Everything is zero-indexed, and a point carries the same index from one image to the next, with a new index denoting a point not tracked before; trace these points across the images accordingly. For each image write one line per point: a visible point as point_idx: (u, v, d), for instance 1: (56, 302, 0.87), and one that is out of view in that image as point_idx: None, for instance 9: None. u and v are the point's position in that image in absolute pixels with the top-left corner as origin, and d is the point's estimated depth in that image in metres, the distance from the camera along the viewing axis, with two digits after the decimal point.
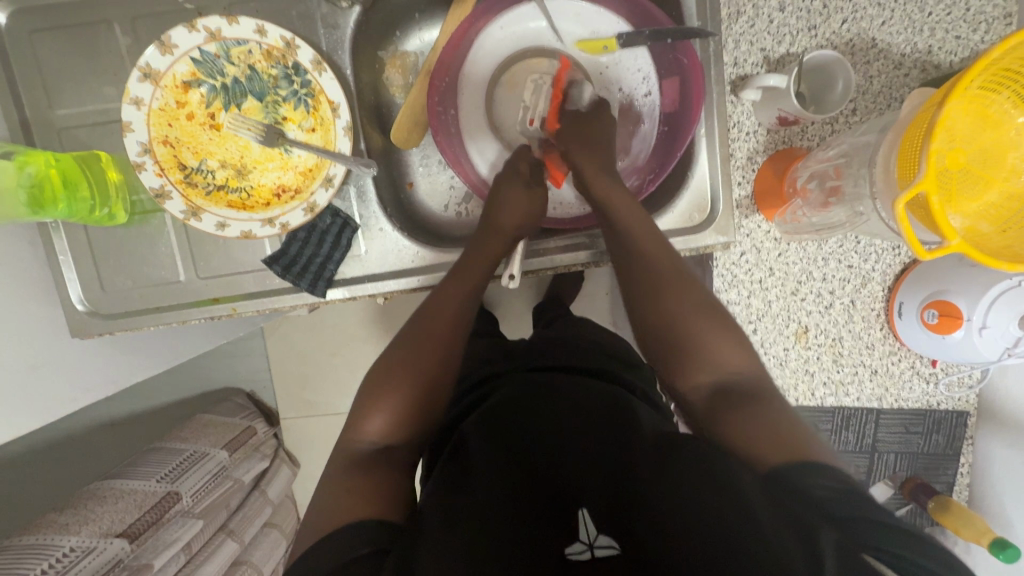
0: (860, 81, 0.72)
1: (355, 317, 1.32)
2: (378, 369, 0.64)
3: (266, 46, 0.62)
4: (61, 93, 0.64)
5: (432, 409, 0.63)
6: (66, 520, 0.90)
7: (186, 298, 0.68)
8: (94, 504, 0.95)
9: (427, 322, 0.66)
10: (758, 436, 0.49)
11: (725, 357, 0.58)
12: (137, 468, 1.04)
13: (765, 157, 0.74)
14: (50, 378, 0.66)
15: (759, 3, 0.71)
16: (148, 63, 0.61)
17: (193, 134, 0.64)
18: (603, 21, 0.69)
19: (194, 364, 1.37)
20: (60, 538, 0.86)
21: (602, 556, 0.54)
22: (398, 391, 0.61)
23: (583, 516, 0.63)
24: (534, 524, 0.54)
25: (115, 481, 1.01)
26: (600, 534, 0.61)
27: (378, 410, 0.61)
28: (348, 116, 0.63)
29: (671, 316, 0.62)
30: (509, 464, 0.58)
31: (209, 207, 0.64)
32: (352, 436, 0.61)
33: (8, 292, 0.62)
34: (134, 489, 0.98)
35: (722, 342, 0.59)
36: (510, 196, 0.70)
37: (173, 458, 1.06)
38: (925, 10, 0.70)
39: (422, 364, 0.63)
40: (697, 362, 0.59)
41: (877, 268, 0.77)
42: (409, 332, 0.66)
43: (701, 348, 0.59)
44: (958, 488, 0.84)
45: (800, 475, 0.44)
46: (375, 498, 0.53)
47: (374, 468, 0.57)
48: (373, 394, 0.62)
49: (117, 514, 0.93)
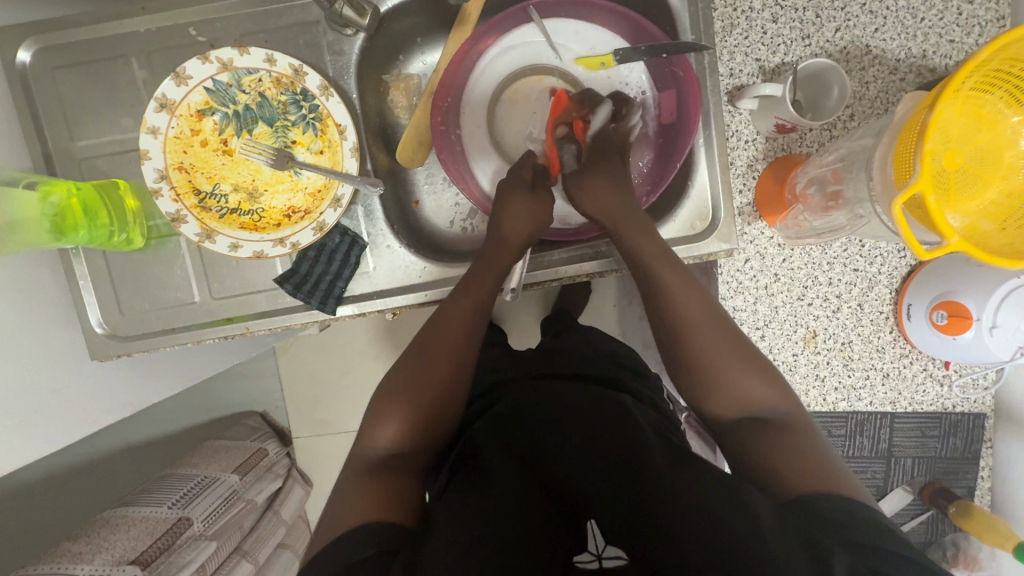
0: (856, 87, 0.73)
1: (366, 334, 1.34)
2: (392, 379, 0.64)
3: (274, 74, 0.65)
4: (83, 124, 0.67)
5: (444, 420, 0.63)
6: (81, 548, 0.93)
7: (201, 318, 0.70)
8: (108, 533, 0.97)
9: (435, 331, 0.66)
10: (782, 457, 0.51)
11: (753, 394, 0.58)
12: (150, 496, 1.06)
13: (765, 164, 0.75)
14: (69, 402, 0.68)
15: (751, 16, 0.72)
16: (164, 93, 0.63)
17: (207, 160, 0.67)
18: (599, 40, 0.71)
19: (207, 386, 1.38)
20: (74, 567, 0.88)
21: (608, 565, 0.49)
22: (412, 404, 0.61)
23: (592, 525, 0.52)
24: (539, 519, 0.51)
25: (128, 509, 1.02)
26: (609, 544, 0.50)
27: (389, 419, 0.60)
28: (355, 138, 0.65)
29: (699, 354, 0.61)
30: (513, 469, 0.56)
31: (223, 229, 0.65)
32: (362, 444, 0.60)
33: (31, 317, 0.64)
34: (147, 517, 1.00)
35: (747, 377, 0.59)
36: (514, 204, 0.69)
37: (183, 485, 1.07)
38: (918, 16, 0.71)
39: (431, 379, 0.63)
40: (724, 393, 0.59)
41: (882, 271, 0.77)
42: (420, 349, 0.65)
43: (730, 385, 0.59)
44: (980, 492, 0.83)
45: (815, 501, 0.45)
46: (390, 498, 0.53)
47: (384, 470, 0.57)
48: (386, 401, 0.62)
49: (129, 542, 0.94)
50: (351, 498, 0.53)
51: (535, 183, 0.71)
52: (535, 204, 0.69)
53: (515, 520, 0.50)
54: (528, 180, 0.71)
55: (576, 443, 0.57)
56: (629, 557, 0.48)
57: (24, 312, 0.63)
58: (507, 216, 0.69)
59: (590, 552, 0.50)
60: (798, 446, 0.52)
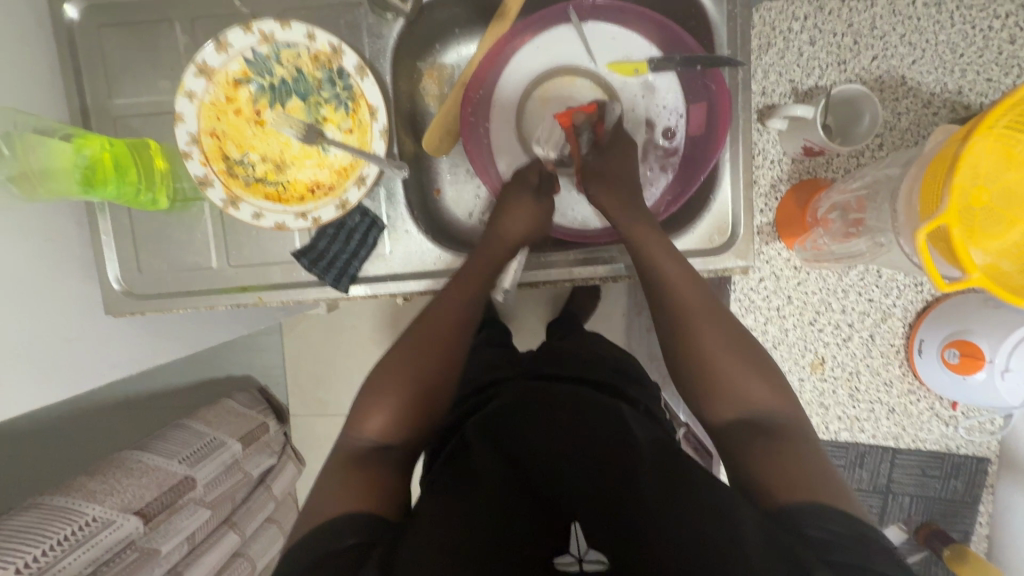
0: (888, 117, 0.73)
1: (373, 319, 1.35)
2: (381, 370, 0.62)
3: (313, 50, 0.66)
4: (122, 83, 0.69)
5: (434, 411, 0.62)
6: (94, 487, 0.92)
7: (216, 285, 0.71)
8: (121, 475, 0.96)
9: (430, 325, 0.64)
10: (771, 472, 0.50)
11: (749, 393, 0.57)
12: (159, 444, 1.05)
13: (789, 185, 0.75)
14: (79, 354, 0.69)
15: (790, 36, 0.73)
16: (205, 59, 0.65)
17: (239, 128, 0.67)
18: (635, 46, 0.71)
19: (213, 354, 1.40)
20: (85, 504, 0.87)
21: (588, 568, 0.48)
22: (401, 395, 0.60)
23: (575, 528, 0.52)
24: (523, 522, 0.51)
25: (141, 454, 1.02)
26: (591, 547, 0.50)
27: (377, 410, 0.59)
28: (386, 120, 0.66)
29: (701, 350, 0.60)
30: (502, 467, 0.56)
31: (247, 197, 0.67)
32: (348, 434, 0.59)
33: (52, 267, 0.66)
34: (158, 467, 1.00)
35: (746, 378, 0.58)
36: (517, 205, 0.70)
37: (195, 441, 1.08)
38: (957, 52, 0.71)
39: (421, 370, 0.61)
40: (721, 393, 0.58)
41: (898, 304, 0.77)
42: (413, 339, 0.64)
43: (724, 378, 0.58)
44: (976, 539, 0.82)
45: (799, 517, 0.45)
46: (378, 488, 0.53)
47: (370, 463, 0.56)
48: (375, 392, 0.60)
49: (139, 489, 0.94)
50: (345, 477, 0.53)
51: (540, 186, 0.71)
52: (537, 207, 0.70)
53: (493, 516, 0.50)
54: (533, 184, 0.71)
55: (563, 445, 0.57)
56: (611, 560, 0.47)
57: (45, 261, 0.65)
58: (507, 220, 0.69)
59: (571, 555, 0.49)
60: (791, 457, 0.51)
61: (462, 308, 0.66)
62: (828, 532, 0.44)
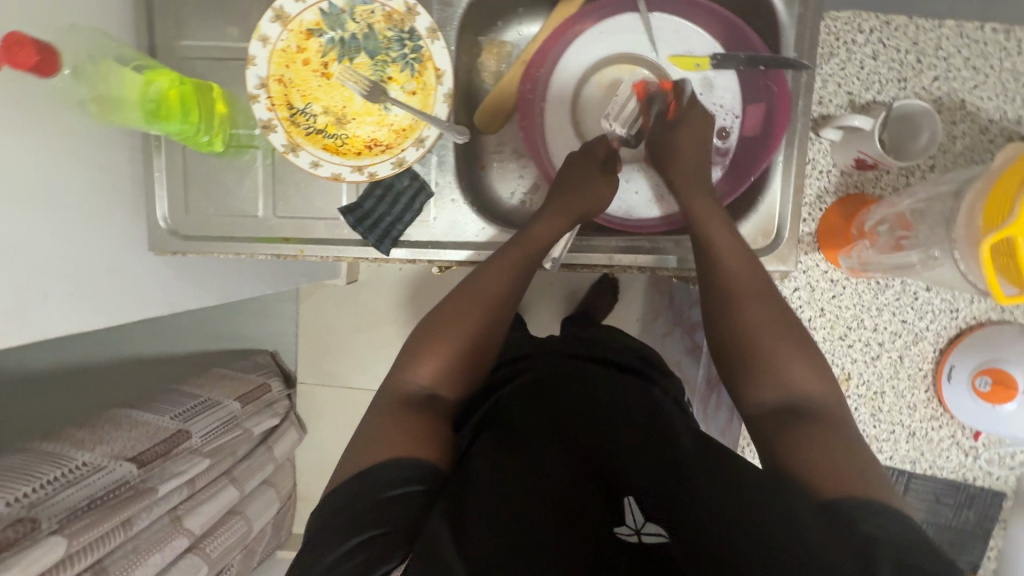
0: (943, 139, 0.73)
1: (392, 294, 1.36)
2: (432, 320, 0.63)
3: (387, 9, 0.66)
4: (191, 25, 0.70)
5: (480, 367, 0.63)
6: (84, 436, 0.95)
7: (259, 233, 0.72)
8: (112, 429, 0.99)
9: (481, 281, 0.64)
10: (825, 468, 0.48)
11: (793, 378, 0.56)
12: (153, 408, 1.09)
13: (834, 198, 0.75)
14: (116, 287, 0.70)
15: (853, 48, 0.73)
16: (282, 6, 0.65)
17: (305, 78, 0.68)
18: (699, 40, 0.71)
19: (230, 313, 1.41)
20: (75, 452, 0.89)
21: (647, 541, 0.42)
22: (452, 346, 0.60)
23: (631, 502, 0.45)
24: (572, 482, 0.48)
25: (133, 412, 1.06)
26: (650, 519, 0.44)
27: (429, 358, 0.60)
28: (451, 85, 0.67)
29: (743, 326, 0.59)
30: (545, 432, 0.55)
31: (307, 146, 0.67)
32: (397, 378, 0.59)
33: (104, 198, 0.67)
34: (150, 423, 1.03)
35: (796, 364, 0.57)
36: (582, 177, 0.69)
37: (188, 402, 1.11)
38: (1020, 81, 0.71)
39: (472, 325, 0.62)
40: (766, 378, 0.57)
41: (931, 328, 0.76)
42: (463, 294, 0.64)
43: (773, 361, 0.57)
44: (982, 571, 0.82)
45: (856, 514, 0.44)
46: (425, 440, 0.52)
47: (418, 409, 0.56)
48: (427, 341, 0.61)
49: (129, 441, 0.96)
50: (387, 425, 0.53)
51: (608, 161, 0.69)
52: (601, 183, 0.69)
53: (541, 478, 0.48)
54: (601, 159, 0.70)
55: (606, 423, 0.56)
56: (674, 537, 0.42)
57: (98, 190, 0.66)
58: (569, 195, 0.68)
59: (628, 526, 0.43)
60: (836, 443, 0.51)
61: (514, 271, 0.65)
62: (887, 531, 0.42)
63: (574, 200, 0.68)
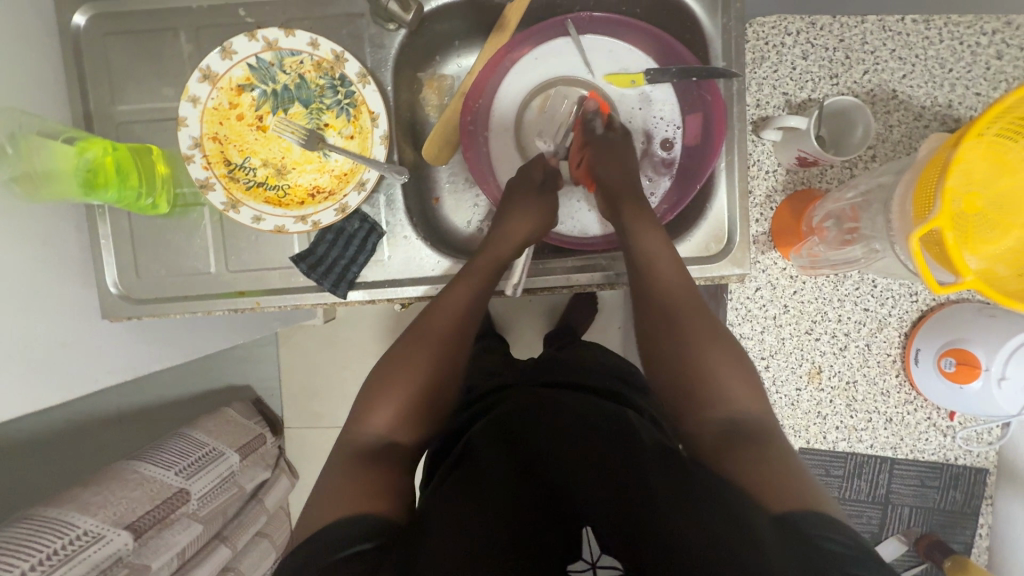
0: (880, 129, 0.74)
1: (370, 329, 1.35)
2: (386, 365, 0.63)
3: (316, 58, 0.67)
4: (126, 90, 0.70)
5: (436, 409, 0.62)
6: (88, 497, 0.90)
7: (213, 289, 0.71)
8: (114, 486, 0.94)
9: (431, 322, 0.65)
10: (778, 480, 0.47)
11: (733, 396, 0.58)
12: (155, 455, 1.03)
13: (784, 196, 0.76)
14: (73, 359, 0.69)
15: (782, 51, 0.74)
16: (209, 66, 0.66)
17: (240, 133, 0.68)
18: (632, 57, 0.72)
19: (208, 365, 1.39)
20: (77, 517, 0.85)
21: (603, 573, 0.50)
22: (407, 389, 0.60)
23: (586, 531, 0.53)
24: (535, 524, 0.52)
25: (137, 464, 1.01)
26: (605, 553, 0.51)
27: (383, 403, 0.59)
28: (386, 126, 0.67)
29: (681, 347, 0.61)
30: (511, 470, 0.56)
31: (248, 201, 0.67)
32: (352, 429, 0.59)
33: (51, 271, 0.66)
34: (153, 478, 0.98)
35: (731, 380, 0.59)
36: (522, 205, 0.71)
37: (193, 452, 1.07)
38: (946, 67, 0.73)
39: (425, 367, 0.62)
40: (708, 398, 0.58)
41: (893, 314, 0.77)
42: (416, 335, 0.64)
43: (712, 379, 0.59)
44: (977, 551, 0.81)
45: (809, 525, 0.42)
46: (384, 493, 0.51)
47: (378, 459, 0.55)
48: (381, 387, 0.61)
49: (131, 504, 0.92)
50: (348, 481, 0.51)
51: (544, 183, 0.73)
52: (540, 209, 0.72)
53: (505, 520, 0.50)
54: (537, 181, 0.73)
55: (575, 453, 0.57)
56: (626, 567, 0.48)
57: (43, 264, 0.65)
58: (515, 226, 0.70)
59: (585, 561, 0.51)
60: (783, 460, 0.50)
61: (466, 303, 0.66)
62: (842, 543, 0.40)
63: (517, 231, 0.70)
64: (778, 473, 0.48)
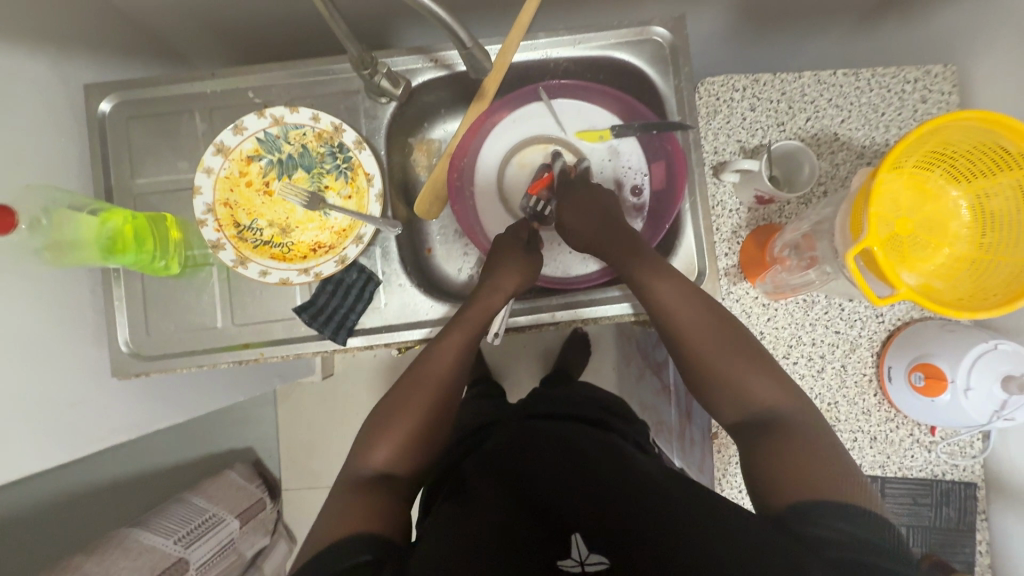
0: (827, 167, 0.82)
1: (369, 382, 1.37)
2: (387, 404, 0.65)
3: (318, 129, 0.75)
4: (144, 165, 0.77)
5: (434, 445, 0.65)
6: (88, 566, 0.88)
7: (220, 343, 0.75)
8: (116, 554, 0.92)
9: (429, 363, 0.67)
10: (785, 474, 0.52)
11: (755, 394, 0.61)
12: (156, 523, 1.03)
13: (748, 231, 0.83)
14: (83, 416, 0.71)
15: (732, 104, 0.84)
16: (222, 140, 0.74)
17: (249, 198, 0.75)
18: (599, 116, 0.81)
19: (208, 427, 1.40)
20: None
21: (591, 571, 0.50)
22: (407, 428, 0.63)
23: (576, 538, 0.53)
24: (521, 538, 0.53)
25: (136, 531, 1.00)
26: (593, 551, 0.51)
27: (384, 442, 0.62)
28: (381, 185, 0.74)
29: (696, 354, 0.65)
30: (499, 494, 0.59)
31: (256, 257, 0.73)
32: (353, 466, 0.61)
33: (66, 332, 0.70)
34: (153, 546, 0.97)
35: (755, 379, 0.62)
36: (511, 255, 0.75)
37: (194, 519, 1.07)
38: (879, 111, 0.82)
39: (424, 407, 0.64)
40: (725, 397, 0.63)
41: (863, 335, 0.82)
42: (415, 376, 0.67)
43: (729, 378, 0.63)
44: (980, 569, 0.80)
45: (810, 515, 0.48)
46: (377, 515, 0.54)
47: (374, 490, 0.57)
48: (381, 426, 0.63)
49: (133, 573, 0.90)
50: (346, 507, 0.54)
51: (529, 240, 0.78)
52: (528, 259, 0.75)
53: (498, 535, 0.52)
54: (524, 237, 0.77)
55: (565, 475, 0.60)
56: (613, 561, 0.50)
57: (60, 325, 0.69)
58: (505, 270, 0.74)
59: (574, 560, 0.51)
60: (802, 451, 0.54)
61: (462, 347, 0.68)
62: (835, 532, 0.46)
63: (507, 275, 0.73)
64: (790, 467, 0.52)
